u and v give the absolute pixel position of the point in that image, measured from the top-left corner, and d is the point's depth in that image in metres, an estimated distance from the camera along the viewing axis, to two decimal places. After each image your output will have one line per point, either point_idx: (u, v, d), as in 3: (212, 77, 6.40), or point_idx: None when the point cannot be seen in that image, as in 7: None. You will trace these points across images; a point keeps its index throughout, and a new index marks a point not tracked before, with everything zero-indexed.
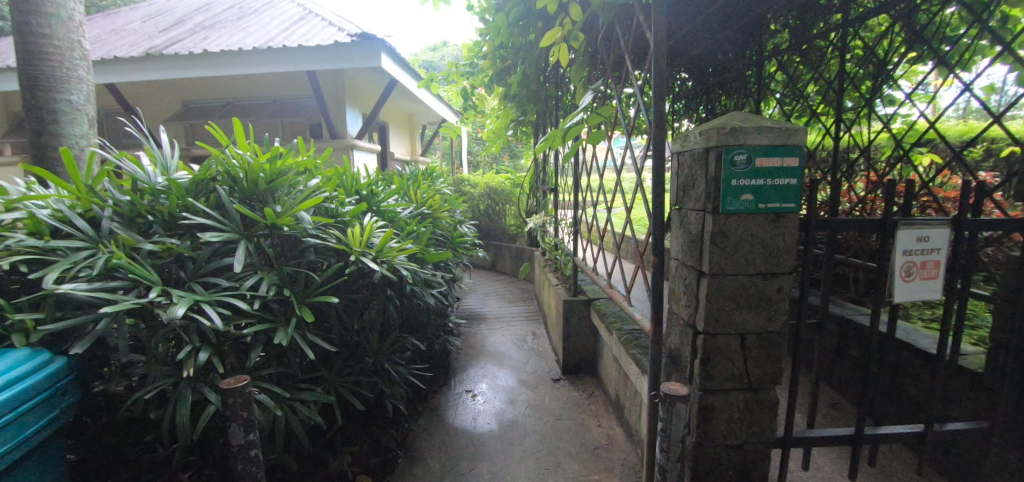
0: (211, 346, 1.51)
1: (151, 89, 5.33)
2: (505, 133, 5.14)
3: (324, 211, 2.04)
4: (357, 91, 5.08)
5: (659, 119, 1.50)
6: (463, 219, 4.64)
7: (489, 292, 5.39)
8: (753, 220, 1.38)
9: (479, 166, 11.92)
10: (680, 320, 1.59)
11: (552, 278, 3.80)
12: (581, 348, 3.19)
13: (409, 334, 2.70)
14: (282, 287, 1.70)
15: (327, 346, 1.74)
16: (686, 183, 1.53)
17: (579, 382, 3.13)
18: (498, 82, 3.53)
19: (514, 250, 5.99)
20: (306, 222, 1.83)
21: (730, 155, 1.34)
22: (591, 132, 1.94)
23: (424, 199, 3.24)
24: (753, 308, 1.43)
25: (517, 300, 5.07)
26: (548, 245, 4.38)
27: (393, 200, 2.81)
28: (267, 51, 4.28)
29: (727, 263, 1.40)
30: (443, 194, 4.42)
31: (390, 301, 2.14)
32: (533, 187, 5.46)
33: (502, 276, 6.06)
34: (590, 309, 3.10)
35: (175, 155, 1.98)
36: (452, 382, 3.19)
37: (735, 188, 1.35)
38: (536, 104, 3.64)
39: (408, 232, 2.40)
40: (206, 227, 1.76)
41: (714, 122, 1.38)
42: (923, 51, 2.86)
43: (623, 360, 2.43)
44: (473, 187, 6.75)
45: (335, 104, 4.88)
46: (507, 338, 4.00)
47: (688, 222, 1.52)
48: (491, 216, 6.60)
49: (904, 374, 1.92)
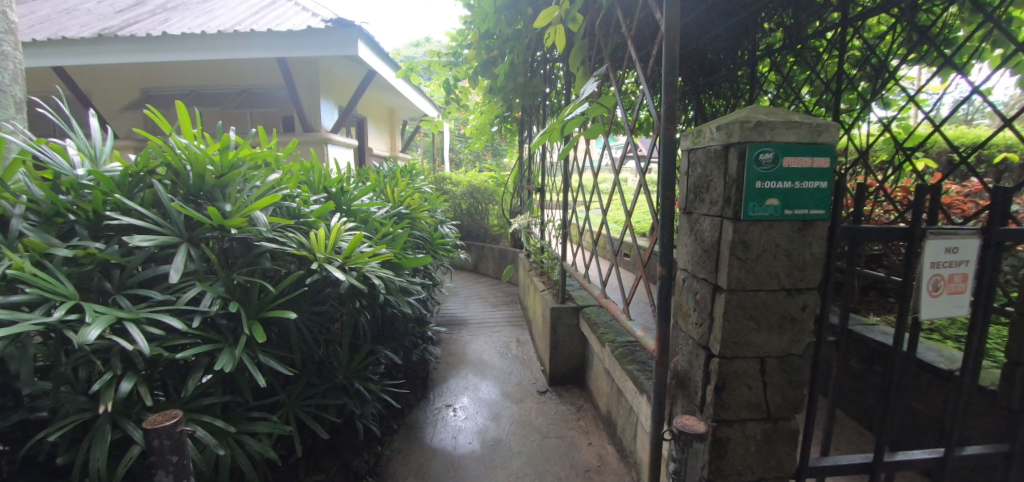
0: (139, 373, 1.25)
1: (106, 75, 4.91)
2: (488, 129, 4.92)
3: (285, 211, 1.78)
4: (333, 82, 4.78)
5: (668, 111, 1.32)
6: (443, 219, 4.40)
7: (472, 295, 5.16)
8: (778, 229, 1.21)
9: (461, 164, 11.66)
10: (688, 339, 1.42)
11: (538, 282, 3.60)
12: (569, 358, 3.00)
13: (384, 345, 2.46)
14: (229, 301, 1.45)
15: (284, 369, 1.50)
16: (698, 185, 1.35)
17: (567, 394, 2.93)
18: (482, 74, 3.29)
19: (497, 251, 5.77)
20: (261, 224, 1.57)
21: (755, 153, 1.16)
22: (588, 127, 1.73)
23: (403, 200, 3.00)
24: (774, 328, 1.26)
25: (501, 304, 4.86)
26: (534, 248, 4.18)
27: (367, 199, 2.56)
28: (233, 35, 3.96)
29: (748, 278, 1.22)
30: (423, 193, 4.16)
31: (361, 313, 1.91)
32: (518, 187, 5.25)
33: (484, 277, 5.83)
34: (580, 317, 2.92)
35: (108, 143, 1.69)
36: (431, 395, 2.95)
37: (759, 192, 1.17)
38: (522, 99, 3.43)
39: (382, 235, 2.16)
40: (140, 229, 1.49)
41: (735, 115, 1.20)
42: (926, 52, 2.74)
43: (616, 375, 2.24)
44: (454, 186, 6.50)
45: (308, 95, 4.58)
46: (490, 345, 3.78)
47: (700, 229, 1.34)
48: (474, 216, 6.37)
49: (918, 393, 1.79)
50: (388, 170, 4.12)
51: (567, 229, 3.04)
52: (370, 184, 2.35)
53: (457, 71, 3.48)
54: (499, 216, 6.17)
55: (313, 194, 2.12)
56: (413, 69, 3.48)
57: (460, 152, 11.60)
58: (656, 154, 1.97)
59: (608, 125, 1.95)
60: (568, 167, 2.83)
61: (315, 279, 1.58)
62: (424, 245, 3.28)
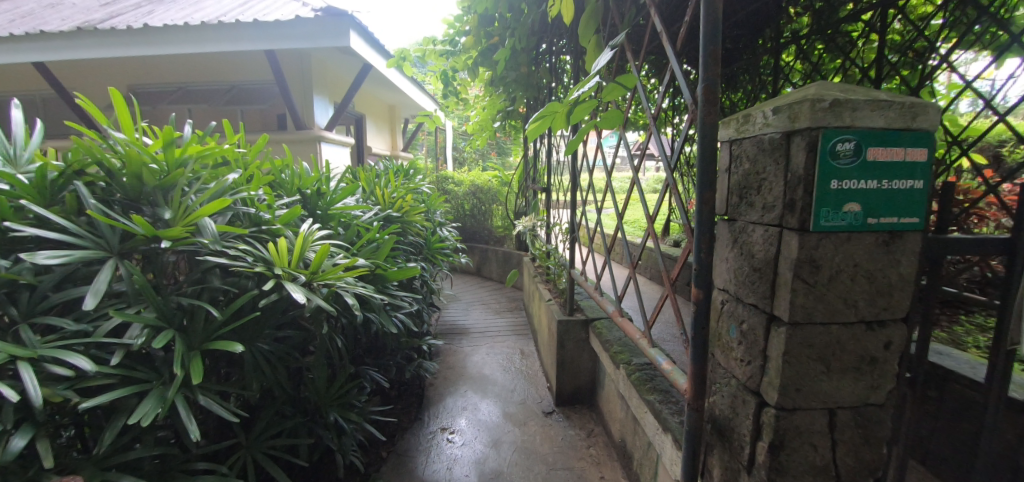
0: (36, 427, 0.98)
1: (91, 71, 4.69)
2: (490, 126, 4.63)
3: (244, 219, 1.51)
4: (327, 77, 4.53)
5: (709, 89, 1.02)
6: (443, 221, 4.14)
7: (474, 300, 4.87)
8: (857, 242, 0.92)
9: (465, 163, 11.40)
10: (731, 378, 1.13)
11: (543, 290, 3.32)
12: (578, 375, 2.71)
13: (370, 366, 2.18)
14: (163, 331, 1.18)
15: (233, 412, 1.23)
16: (746, 185, 1.06)
17: (576, 416, 2.64)
18: (482, 64, 3.01)
19: (501, 254, 5.49)
20: (209, 234, 1.30)
21: (830, 143, 0.87)
22: (604, 114, 1.39)
23: (394, 201, 2.72)
24: (848, 370, 0.97)
25: (504, 311, 4.57)
26: (539, 252, 3.90)
27: (350, 201, 2.28)
28: (217, 26, 3.71)
29: (816, 307, 0.93)
30: (421, 193, 3.88)
31: (335, 336, 1.63)
32: (523, 187, 4.95)
33: (487, 282, 5.54)
34: (589, 331, 2.62)
35: (34, 139, 1.42)
36: (425, 416, 2.68)
37: (833, 195, 0.89)
38: (525, 92, 3.14)
39: (364, 243, 1.89)
40: (56, 241, 1.22)
41: (799, 94, 0.91)
42: (983, 33, 2.41)
43: (633, 402, 1.95)
44: (456, 185, 6.22)
45: (300, 91, 4.33)
46: (492, 357, 3.50)
47: (748, 242, 1.06)
48: (477, 217, 6.09)
49: (1005, 437, 1.47)
50: (384, 170, 3.85)
51: (574, 233, 2.73)
52: (352, 185, 2.08)
53: (454, 61, 3.19)
54: (503, 216, 5.88)
55: (282, 198, 1.84)
56: (405, 58, 3.18)
57: (464, 151, 11.32)
58: (681, 149, 1.68)
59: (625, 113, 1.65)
60: (576, 164, 2.53)
61: (273, 300, 1.31)
62: (416, 251, 3.00)
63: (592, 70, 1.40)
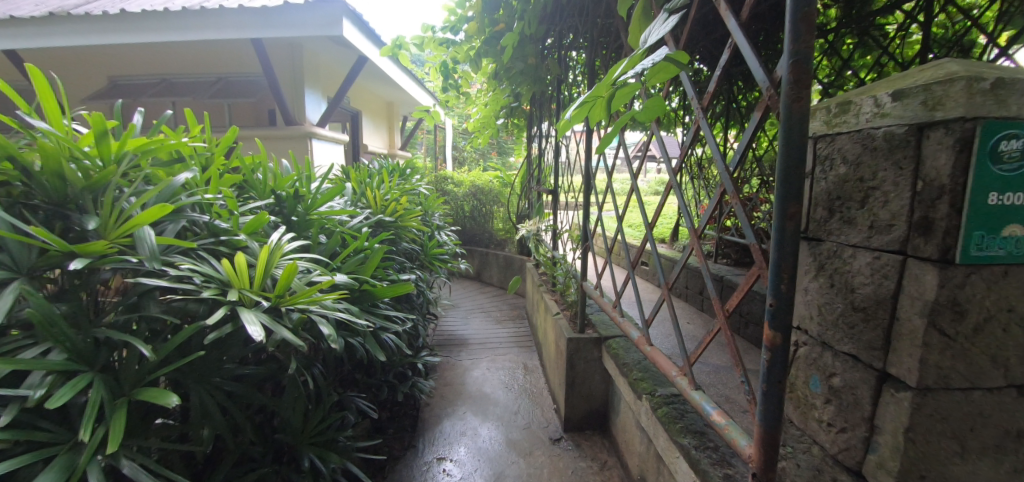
0: None
1: (69, 62, 4.41)
2: (492, 122, 4.37)
3: (200, 229, 1.26)
4: (320, 69, 4.26)
5: (800, 65, 0.75)
6: (441, 224, 3.87)
7: (473, 308, 4.60)
8: (1017, 279, 0.66)
9: (465, 162, 11.13)
10: (812, 446, 0.88)
11: (549, 301, 3.05)
12: (589, 398, 2.44)
13: (356, 393, 1.92)
14: (75, 376, 0.91)
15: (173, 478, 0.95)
16: (844, 196, 0.80)
17: (587, 444, 2.38)
18: (485, 54, 2.75)
19: (501, 259, 5.23)
20: (147, 249, 1.05)
21: (992, 141, 0.61)
22: (644, 102, 1.11)
23: (386, 204, 2.44)
24: (991, 451, 0.71)
25: (505, 320, 4.30)
26: (544, 259, 3.63)
27: (335, 204, 2.02)
28: (200, 12, 3.44)
29: (955, 367, 0.68)
30: (417, 195, 3.61)
31: (310, 366, 1.36)
32: (527, 188, 4.67)
33: (487, 287, 5.26)
34: (603, 350, 2.36)
35: None
36: (419, 443, 2.41)
37: (992, 215, 0.63)
38: (531, 85, 2.88)
39: (347, 255, 1.62)
40: None
41: (939, 73, 0.65)
42: None
43: (659, 441, 1.68)
44: (455, 185, 5.95)
45: (290, 83, 4.05)
46: (494, 372, 3.23)
47: (845, 271, 0.80)
48: (477, 218, 5.82)
49: None
50: (378, 170, 3.58)
51: (584, 242, 2.45)
52: (335, 184, 1.80)
53: (455, 52, 2.93)
54: (505, 218, 5.61)
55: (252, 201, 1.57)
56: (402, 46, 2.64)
57: (463, 149, 11.04)
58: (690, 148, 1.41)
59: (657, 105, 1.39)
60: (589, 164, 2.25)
61: (226, 334, 1.03)
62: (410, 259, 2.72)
63: (639, 45, 1.06)
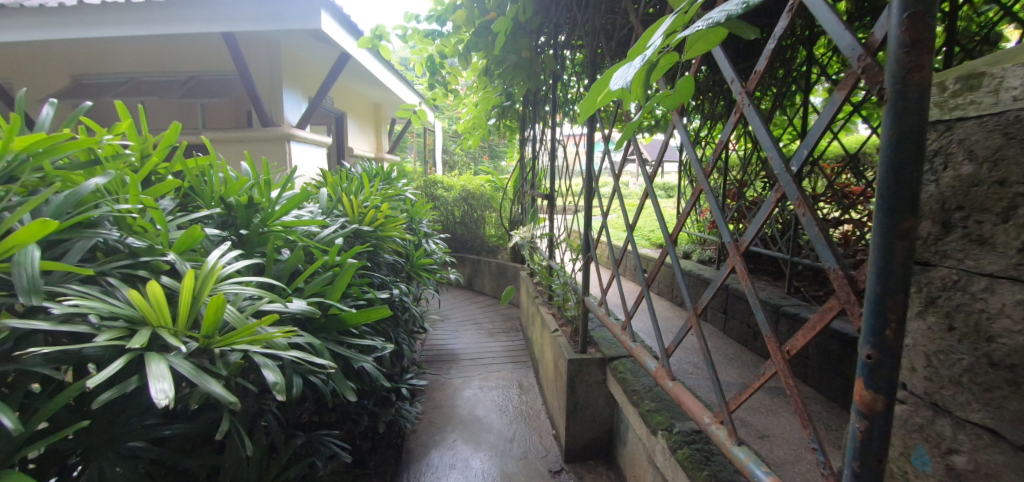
0: None
1: (28, 60, 4.10)
2: (483, 123, 4.14)
3: (115, 248, 1.00)
4: (299, 67, 4.00)
5: (918, 22, 0.52)
6: (429, 232, 3.62)
7: (465, 319, 4.33)
8: None
9: (456, 166, 10.90)
10: None
11: (546, 315, 2.81)
12: (593, 425, 2.19)
13: (325, 431, 1.64)
14: None
15: None
16: (982, 205, 0.56)
17: (591, 477, 2.12)
18: (474, 48, 2.52)
19: (493, 267, 4.98)
20: (24, 280, 0.79)
21: None
22: (674, 83, 0.81)
23: (365, 211, 2.19)
24: None
25: (498, 333, 4.04)
26: (540, 268, 3.40)
27: (301, 212, 1.75)
28: (165, 4, 3.16)
29: None
30: (403, 200, 3.36)
31: (259, 414, 1.10)
32: (520, 192, 4.44)
33: (479, 297, 5.01)
34: (607, 372, 2.11)
35: None
36: (401, 478, 2.13)
37: None
38: (525, 81, 2.65)
39: (308, 277, 1.36)
40: None
41: None
42: None
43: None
44: (445, 190, 5.70)
45: (266, 82, 3.78)
46: (486, 392, 2.97)
47: (988, 310, 0.56)
48: (468, 224, 5.56)
49: None
50: (361, 173, 3.33)
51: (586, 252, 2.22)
52: (299, 189, 1.54)
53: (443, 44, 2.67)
54: (497, 224, 5.37)
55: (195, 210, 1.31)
56: (382, 37, 2.32)
57: (453, 153, 10.79)
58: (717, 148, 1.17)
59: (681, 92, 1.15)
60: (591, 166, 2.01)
61: (128, 389, 0.78)
62: (393, 272, 2.46)
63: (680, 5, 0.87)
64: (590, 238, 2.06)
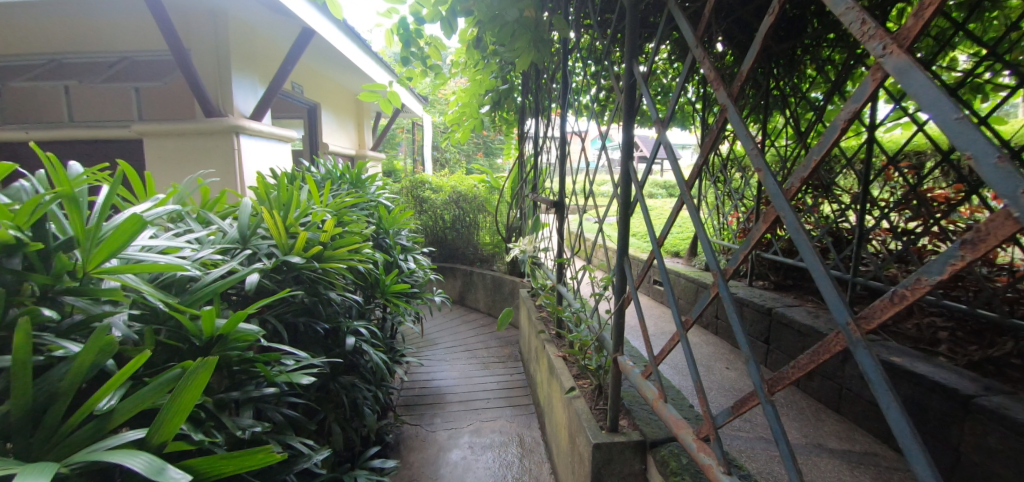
0: None
1: None
2: (475, 113, 3.48)
3: None
4: (252, 46, 3.31)
5: None
6: (409, 244, 2.97)
7: (454, 345, 3.66)
8: None
9: (447, 164, 10.23)
10: None
11: (553, 359, 2.16)
12: None
13: None
14: None
15: None
16: None
17: None
18: (460, 6, 1.87)
19: (487, 280, 4.32)
20: None
21: None
22: None
23: (297, 234, 1.52)
24: None
25: (492, 363, 3.37)
26: (545, 290, 2.75)
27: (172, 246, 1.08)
28: None
29: None
30: (373, 207, 2.70)
31: None
32: (519, 194, 3.79)
33: (473, 315, 4.35)
34: (648, 462, 1.46)
35: None
36: None
37: None
38: (528, 53, 2.00)
39: (116, 392, 0.72)
40: None
41: None
42: None
43: None
44: (432, 192, 5.03)
45: (210, 70, 3.10)
46: (477, 455, 2.31)
47: None
48: (459, 230, 4.89)
49: None
50: (321, 174, 2.66)
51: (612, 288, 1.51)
52: (132, 215, 0.85)
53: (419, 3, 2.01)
54: (493, 230, 4.72)
55: None
56: None
57: (445, 149, 10.09)
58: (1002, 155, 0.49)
59: (916, 7, 0.50)
60: (629, 165, 1.35)
61: None
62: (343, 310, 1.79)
63: None
64: (623, 271, 1.40)
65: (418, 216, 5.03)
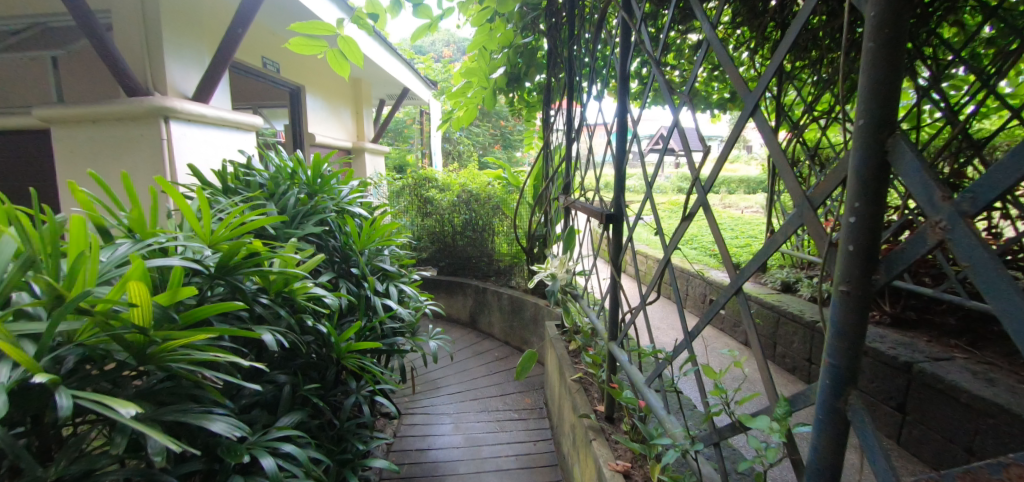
0: None
1: None
2: (488, 85, 2.59)
3: None
4: (195, 6, 2.52)
5: None
6: (395, 267, 2.15)
7: (461, 390, 2.82)
8: None
9: (460, 156, 9.42)
10: None
11: (611, 472, 1.30)
12: None
13: None
14: None
15: None
16: None
17: None
18: None
19: (503, 300, 3.49)
20: None
21: None
22: None
23: (95, 310, 0.76)
24: None
25: (508, 421, 2.50)
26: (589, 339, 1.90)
27: None
28: None
29: None
30: (339, 217, 1.89)
31: None
32: (543, 194, 2.92)
33: (486, 343, 3.52)
34: None
35: None
36: None
37: None
38: None
39: None
40: None
41: None
42: None
43: None
44: (439, 191, 4.22)
45: (136, 44, 2.32)
46: None
47: None
48: (470, 236, 4.07)
49: None
50: (264, 172, 1.86)
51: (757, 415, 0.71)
52: None
53: None
54: (511, 237, 3.86)
55: None
56: None
57: (458, 139, 9.24)
58: None
59: None
60: (879, 162, 0.49)
61: None
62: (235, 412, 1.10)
63: None
64: (819, 439, 0.56)
65: (423, 220, 4.25)
